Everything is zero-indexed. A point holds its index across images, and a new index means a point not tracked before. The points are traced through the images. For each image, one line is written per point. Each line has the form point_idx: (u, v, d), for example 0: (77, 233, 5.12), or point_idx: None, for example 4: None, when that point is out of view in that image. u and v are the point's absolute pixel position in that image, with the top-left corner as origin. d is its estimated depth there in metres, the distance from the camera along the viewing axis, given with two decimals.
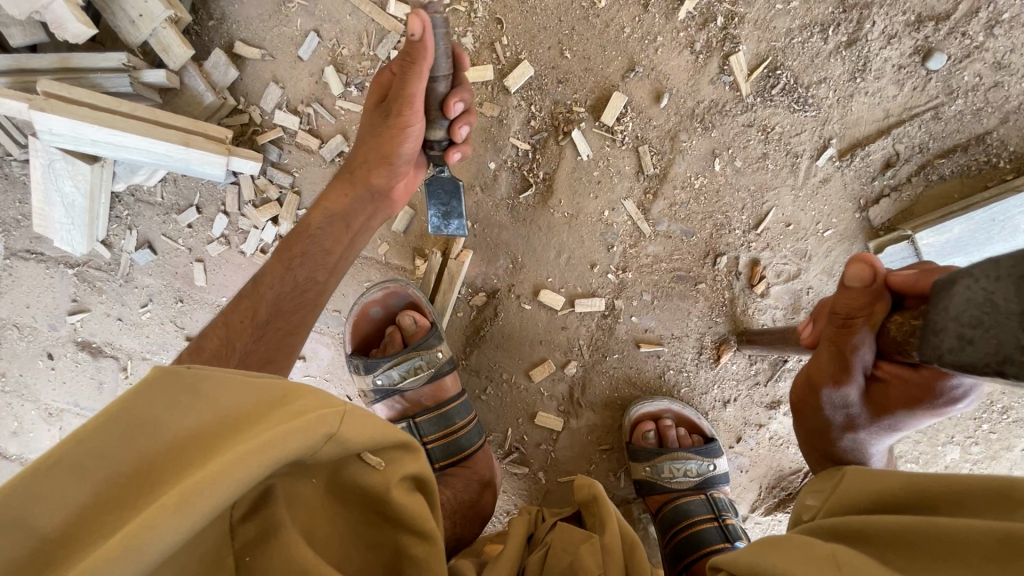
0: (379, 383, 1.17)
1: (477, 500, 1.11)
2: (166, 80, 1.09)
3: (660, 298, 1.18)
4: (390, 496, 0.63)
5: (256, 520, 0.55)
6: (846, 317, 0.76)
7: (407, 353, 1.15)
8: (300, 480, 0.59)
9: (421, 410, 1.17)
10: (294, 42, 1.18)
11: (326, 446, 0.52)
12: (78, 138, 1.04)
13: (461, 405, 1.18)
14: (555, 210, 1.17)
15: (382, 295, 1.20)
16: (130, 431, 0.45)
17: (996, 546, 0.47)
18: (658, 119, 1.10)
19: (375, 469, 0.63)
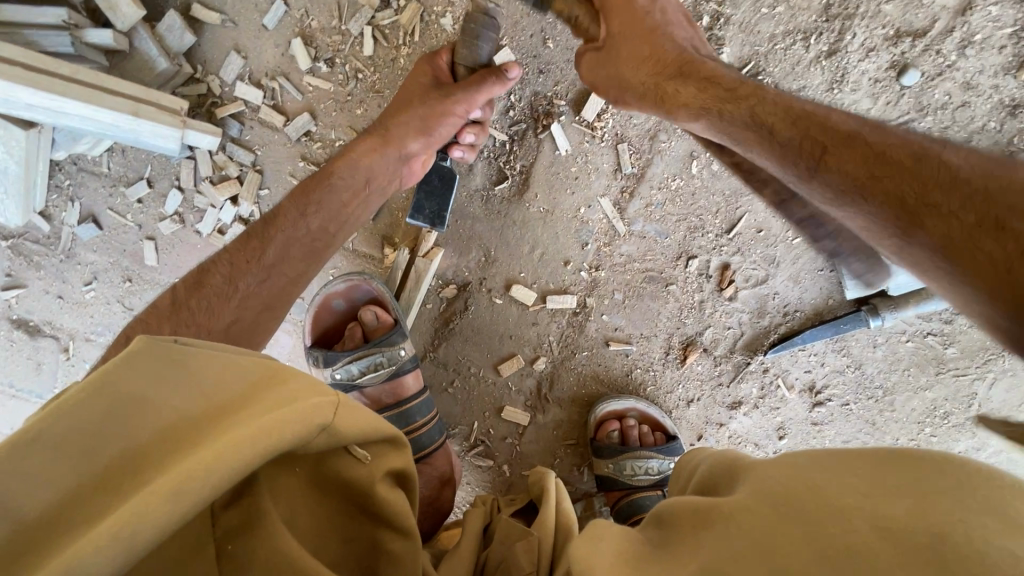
0: (337, 377, 1.12)
1: (437, 497, 1.12)
2: (113, 42, 1.00)
3: (631, 297, 1.18)
4: (375, 492, 0.60)
5: (239, 507, 0.51)
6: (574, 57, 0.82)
7: (368, 348, 1.11)
8: (285, 466, 0.55)
9: (381, 408, 1.14)
10: (259, 9, 1.10)
11: (319, 437, 0.50)
12: (11, 101, 0.93)
13: (422, 402, 1.15)
14: (530, 205, 1.15)
15: (345, 287, 1.15)
16: (115, 410, 0.44)
17: (692, 511, 0.49)
18: (638, 117, 1.08)
19: (362, 462, 0.60)
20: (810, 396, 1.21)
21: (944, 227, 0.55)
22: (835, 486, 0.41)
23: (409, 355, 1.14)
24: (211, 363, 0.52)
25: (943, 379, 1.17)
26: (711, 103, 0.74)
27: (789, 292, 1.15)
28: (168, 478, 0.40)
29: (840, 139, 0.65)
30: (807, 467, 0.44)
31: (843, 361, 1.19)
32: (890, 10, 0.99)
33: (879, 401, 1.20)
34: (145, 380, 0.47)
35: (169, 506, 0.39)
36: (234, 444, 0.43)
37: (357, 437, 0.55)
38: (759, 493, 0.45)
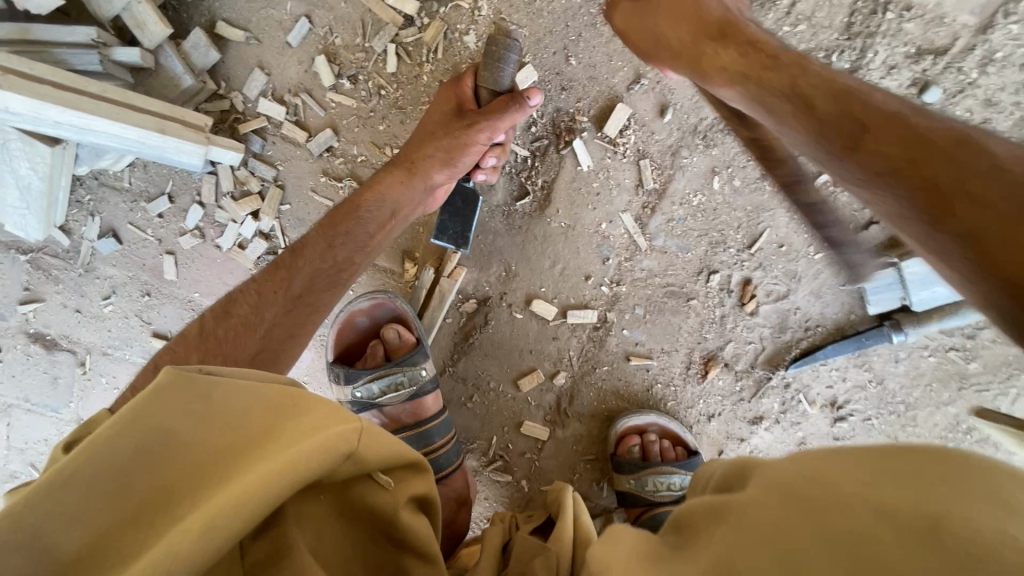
0: (357, 395, 1.12)
1: (453, 519, 1.11)
2: (141, 60, 1.01)
3: (653, 312, 1.18)
4: (400, 519, 0.59)
5: (267, 537, 0.49)
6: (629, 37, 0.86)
7: (389, 368, 1.10)
8: (309, 497, 0.53)
9: (399, 427, 1.13)
10: (282, 26, 1.09)
11: (345, 465, 0.48)
12: (39, 119, 0.94)
13: (440, 424, 1.14)
14: (552, 220, 1.15)
15: (370, 304, 1.14)
16: (146, 443, 0.44)
17: (703, 510, 0.47)
18: (661, 133, 1.08)
19: (385, 489, 0.59)
20: (832, 411, 1.21)
21: (983, 223, 0.48)
22: (845, 478, 0.39)
23: (430, 375, 1.13)
24: (235, 392, 0.51)
25: (966, 395, 1.17)
26: (750, 71, 0.71)
27: (810, 307, 1.15)
28: (200, 513, 0.40)
29: (881, 118, 0.57)
30: (820, 459, 0.43)
31: (865, 376, 1.19)
32: (911, 28, 1.00)
33: (901, 416, 1.20)
34: (175, 413, 0.47)
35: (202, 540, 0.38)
36: (264, 475, 0.42)
37: (379, 463, 0.53)
38: (765, 487, 0.43)
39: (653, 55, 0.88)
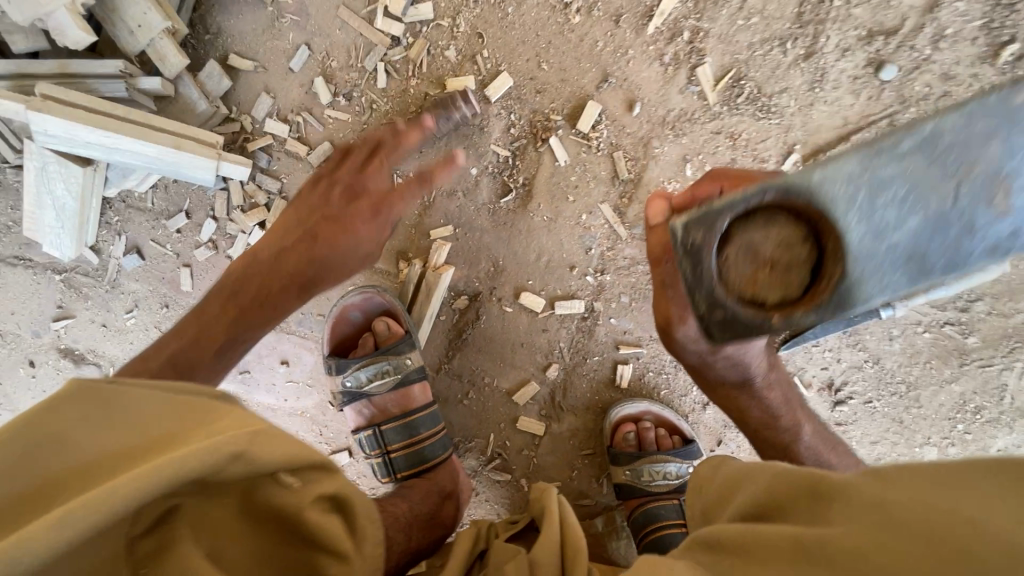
0: (347, 385, 1.20)
1: (437, 511, 1.10)
2: (162, 88, 1.13)
3: (638, 299, 1.21)
4: (303, 516, 0.63)
5: (156, 536, 0.54)
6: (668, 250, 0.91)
7: (376, 356, 1.18)
8: (216, 498, 0.58)
9: (386, 417, 1.19)
10: (285, 55, 1.22)
11: (235, 464, 0.52)
12: (72, 140, 1.07)
13: (427, 415, 1.20)
14: (535, 214, 1.20)
15: (361, 299, 1.23)
16: (37, 443, 0.49)
17: (787, 545, 0.49)
18: (631, 126, 1.15)
19: (291, 489, 0.62)
20: (830, 395, 1.20)
21: None
22: (986, 520, 0.40)
23: (415, 364, 1.20)
24: (141, 395, 0.55)
25: (969, 372, 1.14)
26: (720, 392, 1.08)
27: None
28: (61, 507, 0.45)
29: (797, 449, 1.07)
30: (928, 495, 0.45)
31: (860, 356, 1.17)
32: (860, 13, 1.05)
33: (904, 396, 1.18)
34: (70, 418, 0.51)
35: (52, 533, 0.43)
36: (128, 478, 0.46)
37: (278, 461, 0.56)
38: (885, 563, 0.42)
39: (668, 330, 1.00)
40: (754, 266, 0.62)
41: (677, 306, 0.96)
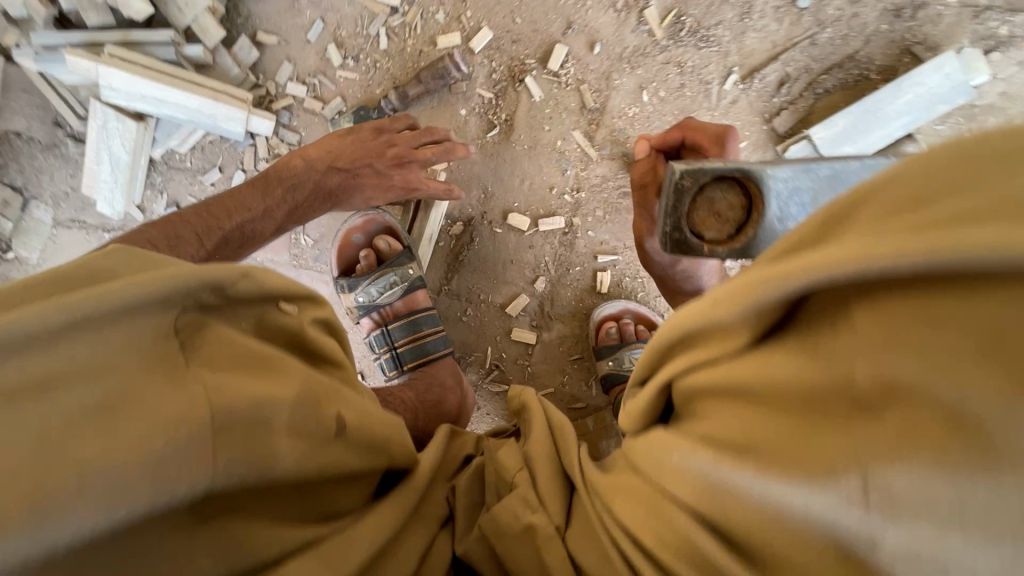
0: (360, 299, 1.37)
1: (441, 401, 1.17)
2: (202, 55, 1.37)
3: (611, 213, 1.38)
4: (307, 332, 0.72)
5: (191, 340, 0.58)
6: (642, 184, 1.20)
7: (382, 269, 1.34)
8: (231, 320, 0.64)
9: (396, 318, 1.36)
10: (303, 28, 1.46)
11: (242, 282, 0.61)
12: (131, 94, 1.31)
13: (429, 316, 1.35)
14: (516, 144, 1.40)
15: (362, 221, 1.38)
16: (86, 270, 0.54)
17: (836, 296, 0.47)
18: (594, 63, 1.36)
19: (289, 313, 0.71)
20: None
21: None
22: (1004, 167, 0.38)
23: (417, 273, 1.36)
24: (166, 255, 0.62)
25: None
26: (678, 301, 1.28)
27: None
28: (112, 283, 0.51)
29: None
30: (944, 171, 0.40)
31: None
32: None
33: None
34: (115, 257, 0.57)
35: (113, 291, 0.50)
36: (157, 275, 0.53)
37: (277, 285, 0.67)
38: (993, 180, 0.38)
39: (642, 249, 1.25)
40: (708, 212, 0.85)
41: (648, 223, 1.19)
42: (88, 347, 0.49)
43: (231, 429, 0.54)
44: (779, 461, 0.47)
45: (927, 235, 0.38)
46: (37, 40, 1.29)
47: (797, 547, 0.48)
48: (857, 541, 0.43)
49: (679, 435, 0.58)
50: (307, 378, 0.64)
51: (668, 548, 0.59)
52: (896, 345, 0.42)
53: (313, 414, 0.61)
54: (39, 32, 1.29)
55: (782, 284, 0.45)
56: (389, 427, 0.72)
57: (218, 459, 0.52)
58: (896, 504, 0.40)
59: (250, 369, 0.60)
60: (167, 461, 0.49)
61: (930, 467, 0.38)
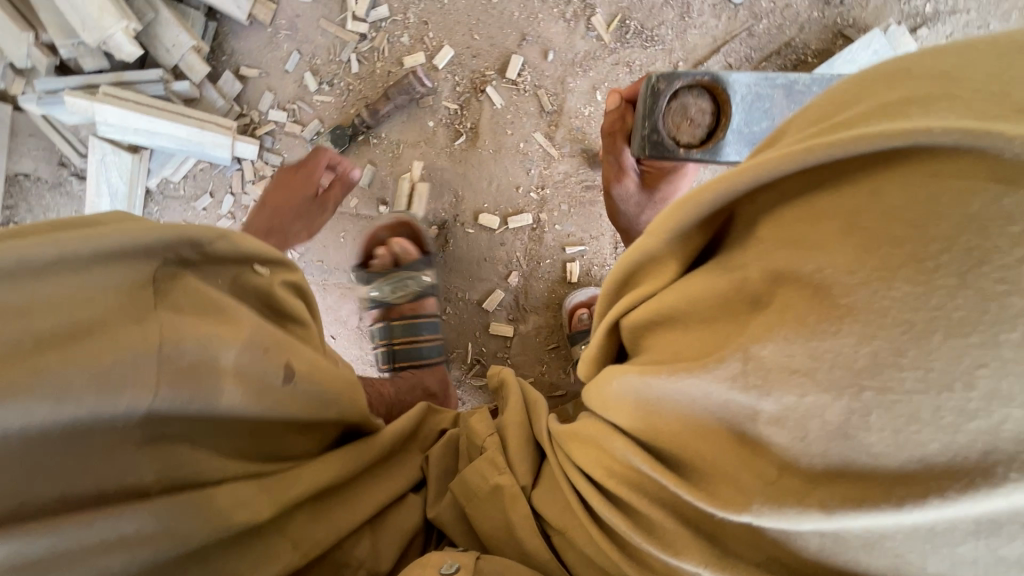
0: (373, 294, 1.45)
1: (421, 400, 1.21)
2: (190, 89, 1.50)
3: (576, 206, 1.45)
4: (274, 294, 0.81)
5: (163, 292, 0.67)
6: (612, 132, 1.24)
7: (398, 272, 1.42)
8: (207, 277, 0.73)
9: (396, 316, 1.43)
10: (281, 60, 1.58)
11: (219, 243, 0.73)
12: (124, 128, 1.43)
13: (430, 322, 1.42)
14: (483, 149, 1.49)
15: (392, 223, 1.47)
16: (77, 222, 0.65)
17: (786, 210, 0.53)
18: (549, 70, 1.45)
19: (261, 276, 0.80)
20: None
21: None
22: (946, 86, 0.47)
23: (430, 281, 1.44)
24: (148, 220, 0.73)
25: None
26: None
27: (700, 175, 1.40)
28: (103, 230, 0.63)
29: None
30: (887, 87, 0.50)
31: None
32: None
33: None
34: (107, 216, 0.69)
35: (102, 236, 0.62)
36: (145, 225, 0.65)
37: (248, 250, 0.78)
38: (887, 92, 0.49)
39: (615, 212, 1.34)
40: (682, 119, 1.00)
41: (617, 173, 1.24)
42: (73, 280, 0.60)
43: (180, 361, 0.63)
44: (683, 366, 0.56)
45: (816, 141, 0.47)
46: (40, 85, 1.42)
47: (699, 439, 0.57)
48: (742, 416, 0.53)
49: (621, 366, 0.64)
50: (260, 330, 0.73)
51: (614, 475, 0.65)
52: (792, 235, 0.51)
53: (261, 360, 0.71)
54: (42, 78, 1.42)
55: (720, 189, 0.52)
56: (341, 387, 0.81)
57: (163, 385, 0.61)
58: (768, 371, 0.50)
59: (207, 316, 0.68)
60: (116, 374, 0.58)
61: (790, 337, 0.49)
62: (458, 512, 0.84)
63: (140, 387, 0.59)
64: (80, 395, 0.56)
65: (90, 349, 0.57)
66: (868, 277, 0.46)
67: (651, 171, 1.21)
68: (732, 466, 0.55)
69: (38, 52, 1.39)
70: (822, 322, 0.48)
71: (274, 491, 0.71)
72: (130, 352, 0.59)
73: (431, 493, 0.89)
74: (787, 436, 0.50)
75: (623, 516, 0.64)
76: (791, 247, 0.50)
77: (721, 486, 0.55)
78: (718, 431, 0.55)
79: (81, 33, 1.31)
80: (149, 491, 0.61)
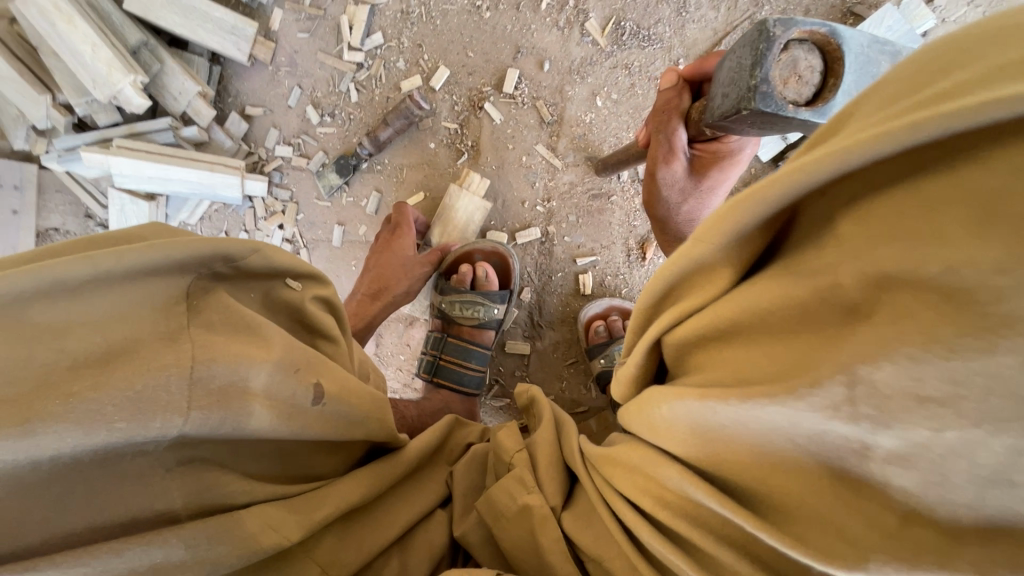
0: (441, 306, 1.39)
1: None
2: (198, 134, 1.53)
3: (584, 217, 1.42)
4: (305, 309, 0.75)
5: (197, 313, 0.61)
6: (666, 110, 1.03)
7: (471, 295, 1.35)
8: (240, 293, 0.69)
9: (449, 332, 1.39)
10: (283, 96, 1.60)
11: (254, 257, 0.68)
12: (139, 176, 1.47)
13: (481, 352, 1.37)
14: (485, 166, 1.47)
15: (490, 249, 1.40)
16: (117, 243, 0.63)
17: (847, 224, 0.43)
18: (546, 80, 1.43)
19: (293, 289, 0.76)
20: None
21: None
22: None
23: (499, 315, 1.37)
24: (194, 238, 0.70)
25: None
26: None
27: None
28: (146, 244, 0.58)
29: None
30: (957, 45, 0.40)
31: None
32: None
33: None
34: (150, 233, 0.66)
35: (147, 250, 0.57)
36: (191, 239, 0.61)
37: (286, 261, 0.74)
38: (975, 55, 0.38)
39: (653, 202, 1.18)
40: (791, 76, 0.69)
41: (665, 153, 1.05)
42: (110, 299, 0.55)
43: (210, 384, 0.57)
44: (762, 388, 0.46)
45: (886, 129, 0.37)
46: (60, 143, 1.48)
47: (790, 477, 0.48)
48: (849, 453, 0.43)
49: (666, 387, 0.57)
50: (293, 348, 0.67)
51: (667, 504, 0.58)
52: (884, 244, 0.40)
53: (290, 382, 0.65)
54: (61, 137, 1.48)
55: (788, 183, 0.43)
56: (369, 407, 0.76)
57: (195, 408, 0.56)
58: (867, 363, 0.41)
59: (240, 335, 0.63)
60: (149, 397, 0.53)
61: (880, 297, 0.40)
62: (485, 532, 0.80)
63: (172, 410, 0.55)
64: (114, 418, 0.51)
65: (133, 368, 0.54)
66: (986, 266, 0.35)
67: (703, 154, 1.05)
68: (836, 511, 0.45)
69: (57, 112, 1.43)
70: (907, 332, 0.38)
71: (302, 514, 0.66)
72: (163, 374, 0.54)
73: (457, 510, 0.84)
74: (916, 478, 0.40)
75: (674, 546, 0.58)
76: (887, 227, 0.40)
77: (814, 535, 0.46)
78: (817, 470, 0.46)
79: (92, 92, 1.35)
80: (178, 517, 0.58)
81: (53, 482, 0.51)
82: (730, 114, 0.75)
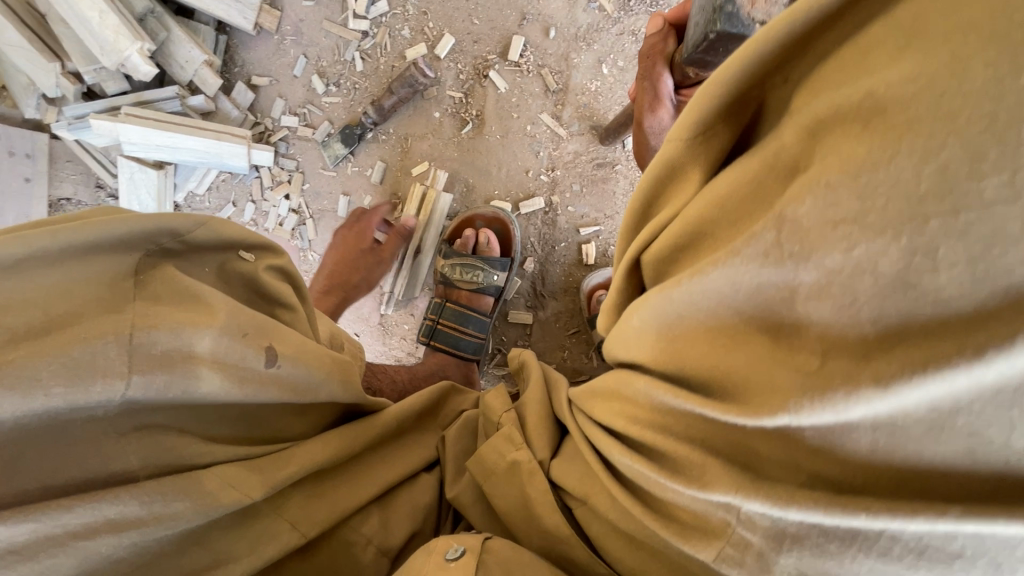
0: (444, 272, 1.41)
1: None
2: (205, 103, 1.54)
3: (587, 186, 1.42)
4: (262, 279, 0.75)
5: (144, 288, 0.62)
6: (651, 56, 1.02)
7: (473, 260, 1.36)
8: (195, 266, 0.70)
9: (450, 300, 1.40)
10: (289, 65, 1.60)
11: (201, 230, 0.68)
12: (147, 145, 1.48)
13: (481, 320, 1.38)
14: (490, 135, 1.46)
15: (492, 215, 1.42)
16: (61, 221, 0.64)
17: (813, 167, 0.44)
18: (552, 47, 1.42)
19: (246, 261, 0.75)
20: None
21: None
22: None
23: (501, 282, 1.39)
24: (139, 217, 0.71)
25: None
26: None
27: None
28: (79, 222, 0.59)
29: None
30: None
31: None
32: None
33: None
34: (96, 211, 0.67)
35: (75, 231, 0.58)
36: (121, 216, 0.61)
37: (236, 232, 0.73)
38: None
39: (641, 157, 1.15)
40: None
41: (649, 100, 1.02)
42: (54, 275, 0.57)
43: (152, 349, 0.59)
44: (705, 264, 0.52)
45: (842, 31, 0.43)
46: (69, 112, 1.50)
47: (730, 347, 0.51)
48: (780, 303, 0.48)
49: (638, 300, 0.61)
50: (238, 313, 0.67)
51: (636, 419, 0.62)
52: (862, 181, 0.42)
53: (238, 346, 0.65)
54: (71, 105, 1.50)
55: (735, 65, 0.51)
56: (330, 365, 0.76)
57: (136, 371, 0.57)
58: (808, 242, 0.45)
59: (182, 304, 0.63)
60: (86, 364, 0.55)
61: (841, 215, 0.42)
62: (478, 493, 0.82)
63: (113, 374, 0.56)
64: (50, 385, 0.53)
65: (75, 337, 0.55)
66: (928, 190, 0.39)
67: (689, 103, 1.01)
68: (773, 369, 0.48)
69: (66, 80, 1.45)
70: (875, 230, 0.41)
71: (264, 472, 0.68)
72: (99, 341, 0.56)
73: (451, 472, 0.86)
74: (831, 308, 0.45)
75: (645, 459, 0.60)
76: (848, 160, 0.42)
77: (760, 399, 0.49)
78: (754, 327, 0.50)
79: (100, 59, 1.36)
80: (135, 477, 0.59)
81: (20, 438, 0.53)
82: (700, 46, 0.76)
